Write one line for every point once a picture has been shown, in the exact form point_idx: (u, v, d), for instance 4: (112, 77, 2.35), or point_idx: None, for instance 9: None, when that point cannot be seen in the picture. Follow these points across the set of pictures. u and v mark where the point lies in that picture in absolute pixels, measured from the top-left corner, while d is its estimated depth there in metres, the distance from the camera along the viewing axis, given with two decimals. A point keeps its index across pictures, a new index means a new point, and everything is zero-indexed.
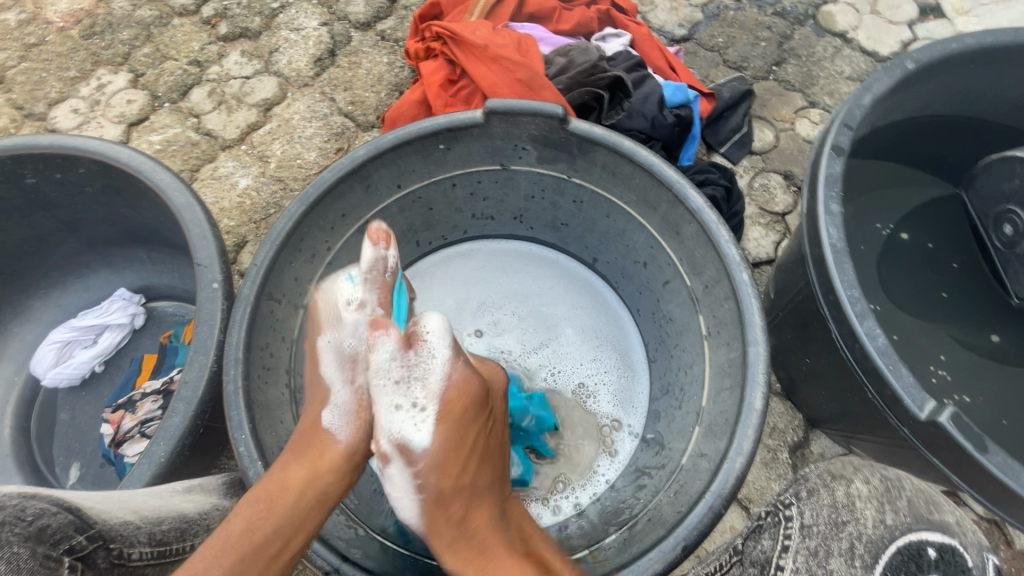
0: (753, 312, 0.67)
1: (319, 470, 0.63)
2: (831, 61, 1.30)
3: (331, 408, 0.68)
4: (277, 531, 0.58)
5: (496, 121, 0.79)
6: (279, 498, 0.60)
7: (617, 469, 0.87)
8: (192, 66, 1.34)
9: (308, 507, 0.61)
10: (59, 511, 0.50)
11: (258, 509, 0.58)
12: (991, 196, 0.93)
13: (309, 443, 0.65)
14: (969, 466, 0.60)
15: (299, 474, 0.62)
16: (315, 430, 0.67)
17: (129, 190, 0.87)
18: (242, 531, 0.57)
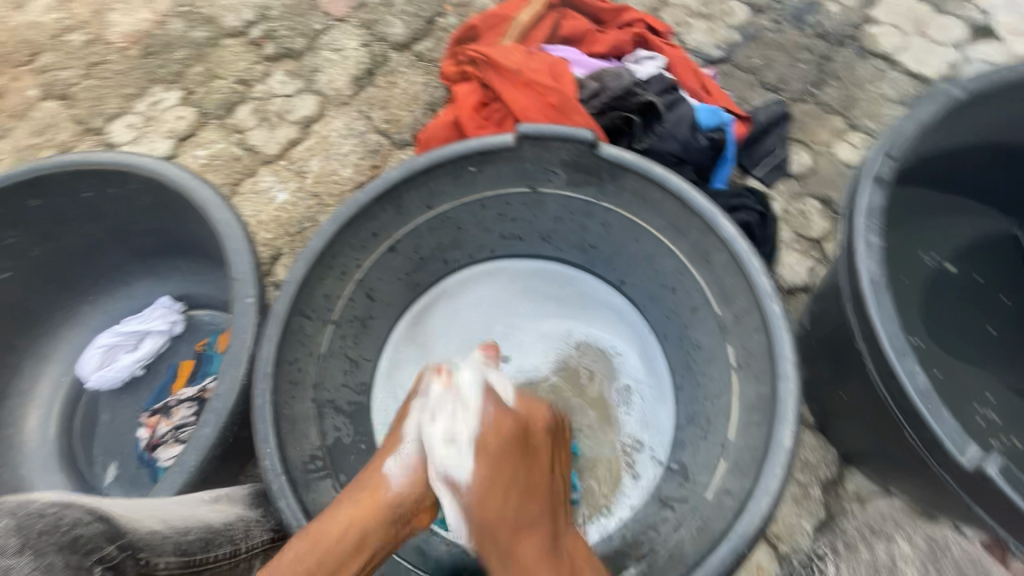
0: (785, 346, 0.65)
1: (363, 512, 0.60)
2: (874, 84, 1.26)
3: (394, 457, 0.66)
4: (320, 566, 0.55)
5: (526, 145, 0.80)
6: (324, 535, 0.57)
7: (641, 495, 0.84)
8: (239, 84, 1.40)
9: (350, 548, 0.58)
10: (93, 520, 0.51)
11: (309, 543, 0.57)
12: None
13: (360, 486, 0.64)
14: (1019, 520, 0.57)
15: (345, 514, 0.60)
16: (373, 473, 0.65)
17: (174, 205, 0.91)
18: (287, 565, 0.55)
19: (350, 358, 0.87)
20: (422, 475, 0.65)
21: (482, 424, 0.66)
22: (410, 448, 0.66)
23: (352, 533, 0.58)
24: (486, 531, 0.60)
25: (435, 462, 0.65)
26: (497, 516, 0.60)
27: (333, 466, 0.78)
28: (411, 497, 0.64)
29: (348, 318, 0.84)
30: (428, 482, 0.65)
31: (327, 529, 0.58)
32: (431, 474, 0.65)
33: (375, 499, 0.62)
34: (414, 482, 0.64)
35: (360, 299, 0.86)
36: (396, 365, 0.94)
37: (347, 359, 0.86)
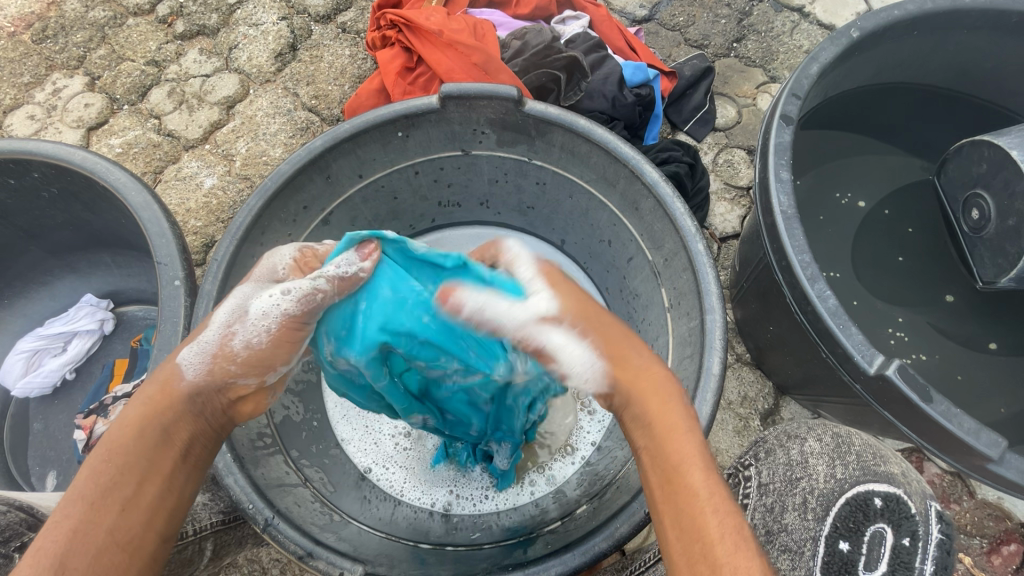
0: (710, 282, 0.68)
1: (155, 408, 0.51)
2: (790, 36, 1.31)
3: (192, 345, 0.55)
4: (124, 472, 0.48)
5: (452, 106, 0.79)
6: (122, 440, 0.50)
7: (600, 428, 0.88)
8: (150, 66, 1.32)
9: (153, 446, 0.50)
10: (14, 510, 0.55)
11: (105, 453, 0.49)
12: (958, 179, 0.90)
13: (151, 382, 0.54)
14: (919, 417, 0.62)
15: (135, 413, 0.51)
16: (168, 361, 0.55)
17: (87, 193, 0.86)
18: (86, 481, 0.47)
19: None
20: (225, 363, 0.54)
21: (541, 264, 0.60)
22: (213, 335, 0.54)
23: (149, 430, 0.50)
24: (612, 345, 0.55)
25: (239, 354, 0.54)
26: (613, 325, 0.56)
27: (284, 443, 0.75)
28: (212, 387, 0.54)
29: None
30: (232, 370, 0.54)
31: (112, 444, 0.49)
32: (234, 364, 0.54)
33: (162, 395, 0.52)
34: (212, 369, 0.53)
35: None
36: None
37: None
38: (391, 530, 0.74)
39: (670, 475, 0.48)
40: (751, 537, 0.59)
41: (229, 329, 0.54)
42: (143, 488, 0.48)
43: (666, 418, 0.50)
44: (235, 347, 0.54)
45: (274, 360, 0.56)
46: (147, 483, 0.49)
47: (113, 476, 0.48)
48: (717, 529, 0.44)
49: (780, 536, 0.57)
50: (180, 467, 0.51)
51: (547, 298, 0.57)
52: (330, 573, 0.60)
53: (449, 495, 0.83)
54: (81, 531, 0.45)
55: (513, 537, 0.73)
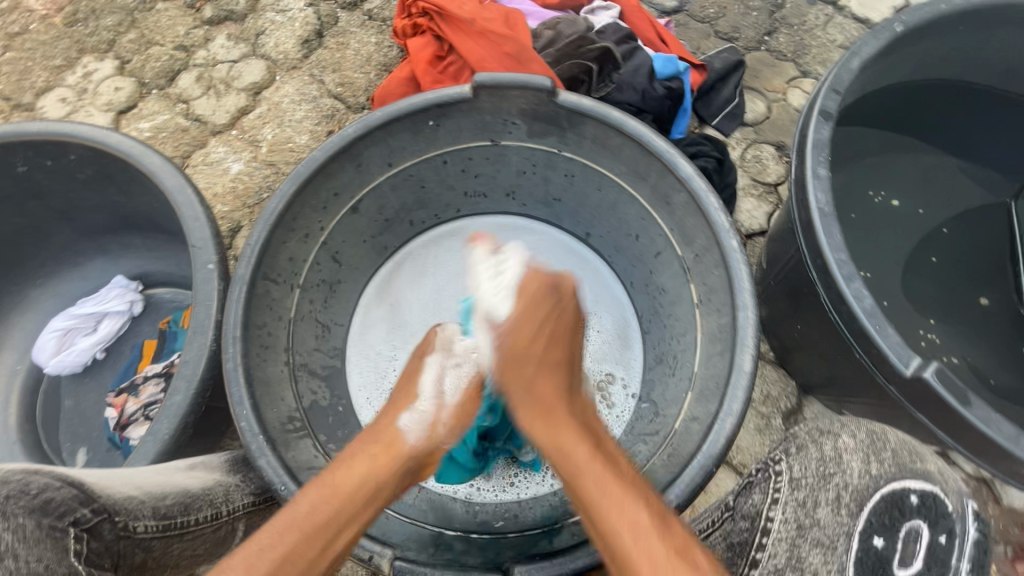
0: (743, 279, 0.68)
1: (385, 458, 0.59)
2: (822, 30, 1.29)
3: (411, 410, 0.64)
4: (340, 514, 0.53)
5: (485, 95, 0.79)
6: (346, 482, 0.55)
7: (622, 425, 0.88)
8: (179, 51, 1.33)
9: (370, 496, 0.55)
10: (65, 485, 0.53)
11: (325, 492, 0.53)
12: None
13: (374, 437, 0.61)
14: (954, 420, 0.62)
15: (364, 464, 0.57)
16: (389, 423, 0.63)
17: (120, 175, 0.87)
18: (308, 513, 0.52)
19: (321, 322, 0.86)
20: (439, 431, 0.64)
21: (525, 277, 0.70)
22: (428, 404, 0.66)
23: (373, 479, 0.56)
24: (509, 368, 0.65)
25: (447, 421, 0.66)
26: (519, 351, 0.65)
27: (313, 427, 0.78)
28: (425, 452, 0.62)
29: (315, 281, 0.84)
30: (441, 437, 0.64)
31: (345, 476, 0.55)
32: (444, 429, 0.65)
33: (391, 447, 0.60)
34: (429, 435, 0.63)
35: (325, 262, 0.85)
36: (367, 328, 0.94)
37: (317, 323, 0.85)
38: (415, 517, 0.73)
39: (574, 481, 0.54)
40: (782, 531, 0.56)
41: (439, 399, 0.66)
42: (346, 532, 0.53)
43: (555, 427, 0.58)
44: (450, 418, 0.66)
45: (458, 431, 0.67)
46: (347, 529, 0.53)
47: (335, 514, 0.53)
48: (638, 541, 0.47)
49: (811, 531, 0.54)
50: (376, 517, 0.56)
51: (505, 306, 0.69)
52: (360, 556, 0.60)
53: (468, 484, 0.82)
54: (292, 558, 0.49)
55: (536, 527, 0.73)
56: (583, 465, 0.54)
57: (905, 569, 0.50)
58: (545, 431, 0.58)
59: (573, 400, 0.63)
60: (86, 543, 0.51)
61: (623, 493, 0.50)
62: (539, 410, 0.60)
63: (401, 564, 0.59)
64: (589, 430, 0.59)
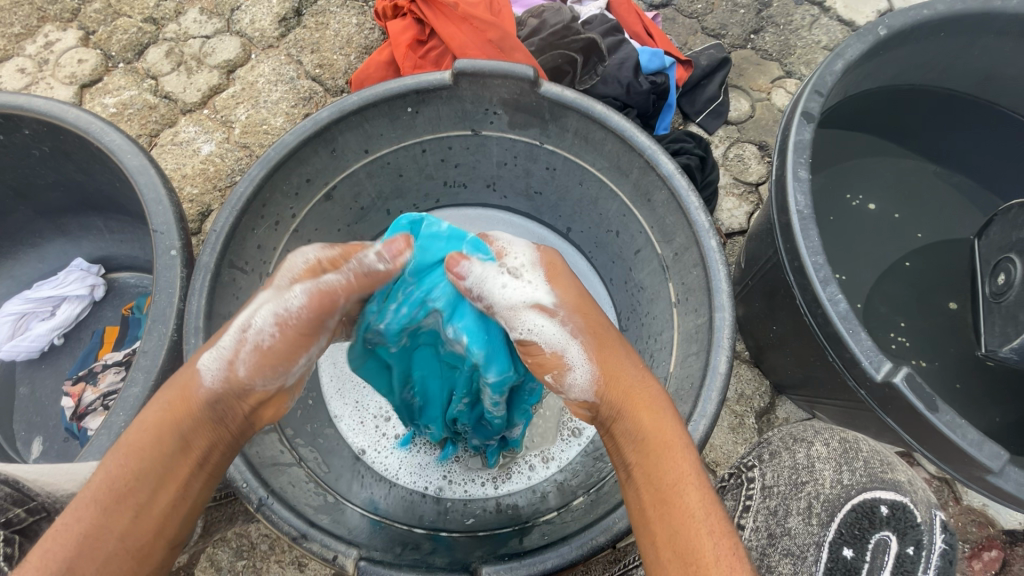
0: (721, 280, 0.67)
1: (175, 411, 0.51)
2: (809, 30, 1.28)
3: (211, 349, 0.53)
4: (140, 476, 0.49)
5: (465, 83, 0.76)
6: (140, 444, 0.50)
7: None
8: (148, 24, 1.27)
9: (170, 453, 0.50)
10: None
11: (121, 456, 0.50)
12: (995, 244, 0.87)
13: (171, 384, 0.53)
14: (921, 425, 0.62)
15: (154, 417, 0.52)
16: (188, 363, 0.53)
17: (80, 153, 0.82)
18: (103, 483, 0.49)
19: None
20: (238, 371, 0.52)
21: (540, 253, 0.61)
22: (227, 340, 0.52)
23: (166, 437, 0.50)
24: (606, 352, 0.57)
25: (248, 363, 0.52)
26: (601, 329, 0.58)
27: None
28: (226, 393, 0.52)
29: None
30: (245, 377, 0.52)
31: (142, 434, 0.51)
32: (248, 368, 0.52)
33: (183, 395, 0.52)
34: (226, 377, 0.52)
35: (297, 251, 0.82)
36: None
37: None
38: (390, 514, 0.73)
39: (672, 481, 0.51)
40: (753, 539, 0.62)
41: (241, 335, 0.52)
42: (159, 493, 0.49)
43: (657, 424, 0.54)
44: (251, 355, 0.52)
45: (274, 361, 0.52)
46: (162, 488, 0.50)
47: (135, 472, 0.49)
48: (712, 551, 0.46)
49: (782, 540, 0.61)
50: (196, 470, 0.52)
51: (547, 289, 0.58)
52: (324, 555, 0.58)
53: (441, 478, 0.83)
54: (99, 525, 0.47)
55: (507, 526, 0.72)
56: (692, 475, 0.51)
57: None
58: (650, 428, 0.54)
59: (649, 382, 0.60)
60: (17, 544, 0.54)
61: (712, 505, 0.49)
62: (643, 397, 0.55)
63: (366, 564, 0.57)
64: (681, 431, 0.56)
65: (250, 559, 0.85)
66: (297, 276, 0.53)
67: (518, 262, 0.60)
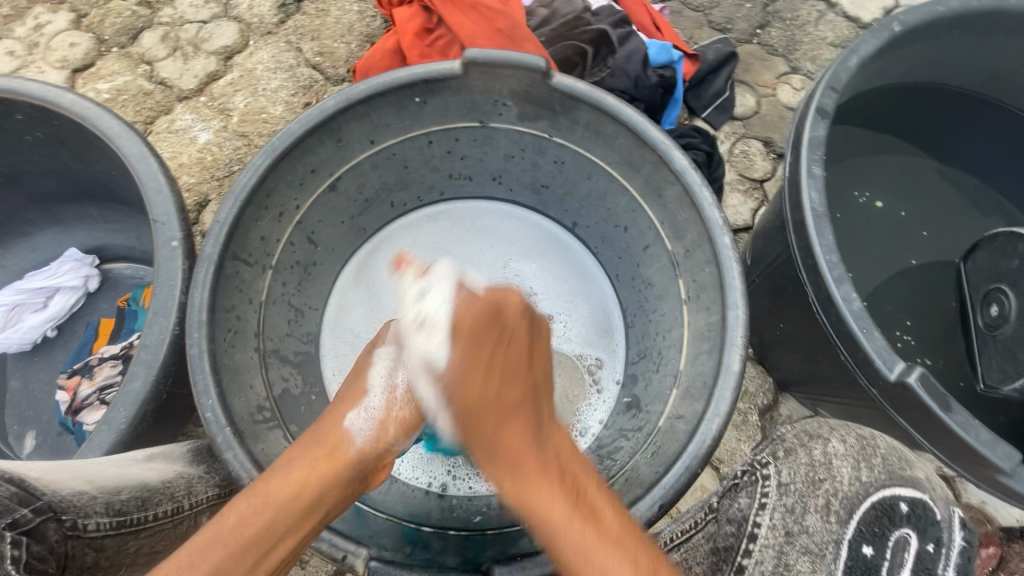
0: (734, 277, 0.67)
1: (326, 469, 0.58)
2: (814, 26, 1.27)
3: (359, 410, 0.64)
4: (270, 527, 0.52)
5: (475, 73, 0.75)
6: (279, 492, 0.54)
7: (608, 408, 0.89)
8: (142, 7, 1.23)
9: (304, 509, 0.54)
10: (2, 483, 0.50)
11: (258, 503, 0.53)
12: (982, 272, 0.86)
13: (317, 442, 0.60)
14: (932, 424, 0.62)
15: (302, 471, 0.57)
16: (332, 424, 0.62)
17: (76, 140, 0.80)
18: (234, 526, 0.51)
19: (293, 306, 0.82)
20: (387, 429, 0.64)
21: (455, 308, 0.66)
22: (378, 402, 0.65)
23: (309, 491, 0.55)
24: (470, 426, 0.61)
25: (396, 419, 0.65)
26: (470, 396, 0.62)
27: (283, 416, 0.74)
28: (375, 453, 0.62)
29: (289, 263, 0.80)
30: (391, 435, 0.64)
31: (289, 478, 0.56)
32: (395, 427, 0.64)
33: (333, 452, 0.60)
34: (377, 437, 0.63)
35: (300, 243, 0.80)
36: (342, 309, 0.91)
37: (290, 307, 0.81)
38: (393, 512, 0.71)
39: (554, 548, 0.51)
40: (769, 539, 0.59)
41: (391, 395, 0.65)
42: (278, 550, 0.52)
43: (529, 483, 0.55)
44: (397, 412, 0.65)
45: (413, 425, 0.66)
46: (279, 547, 0.52)
47: (280, 521, 0.52)
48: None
49: (800, 538, 0.58)
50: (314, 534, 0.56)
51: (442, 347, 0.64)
52: (334, 555, 0.57)
53: (445, 474, 0.81)
54: (220, 574, 0.48)
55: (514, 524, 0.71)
56: (570, 540, 0.50)
57: None
58: (517, 490, 0.55)
59: (541, 432, 0.60)
60: (26, 547, 0.47)
61: (594, 554, 0.48)
62: (506, 462, 0.57)
63: (377, 565, 0.57)
64: (561, 475, 0.55)
65: None
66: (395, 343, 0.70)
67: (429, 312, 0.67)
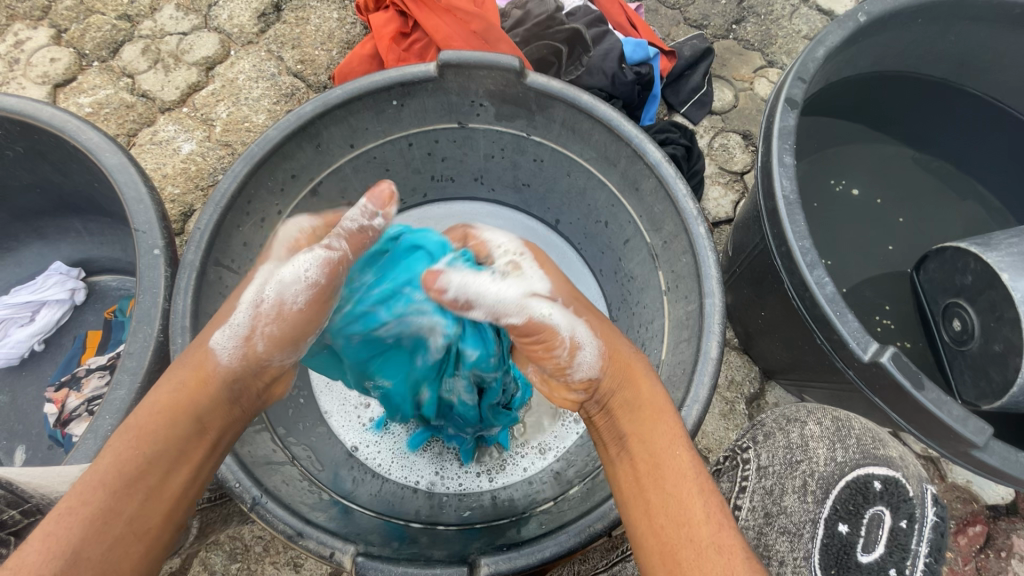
0: (710, 266, 0.68)
1: (194, 389, 0.53)
2: (789, 20, 1.29)
3: (225, 327, 0.56)
4: (152, 462, 0.48)
5: (451, 74, 0.76)
6: (151, 424, 0.50)
7: None
8: (122, 21, 1.24)
9: (187, 430, 0.51)
10: None
11: (129, 440, 0.48)
12: (940, 284, 0.81)
13: (181, 365, 0.54)
14: (906, 402, 0.63)
15: (167, 398, 0.52)
16: (199, 344, 0.56)
17: (57, 153, 0.80)
18: (110, 466, 0.47)
19: None
20: (256, 344, 0.56)
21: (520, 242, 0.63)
22: (243, 317, 0.56)
23: (182, 417, 0.51)
24: (609, 342, 0.58)
25: (266, 337, 0.56)
26: (601, 322, 0.60)
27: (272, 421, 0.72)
28: (247, 368, 0.56)
29: None
30: (265, 351, 0.56)
31: (160, 407, 0.51)
32: (266, 343, 0.56)
33: (199, 372, 0.54)
34: (246, 353, 0.55)
35: None
36: None
37: None
38: (384, 510, 0.72)
39: (659, 454, 0.52)
40: (749, 519, 0.65)
41: (257, 310, 0.56)
42: (170, 476, 0.49)
43: (651, 404, 0.55)
44: (266, 331, 0.56)
45: (289, 342, 0.57)
46: (173, 474, 0.49)
47: (156, 450, 0.49)
48: (702, 510, 0.48)
49: (779, 518, 0.64)
50: (208, 455, 0.53)
51: (542, 281, 0.59)
52: (322, 553, 0.58)
53: (434, 473, 0.82)
54: (104, 516, 0.44)
55: (503, 518, 0.71)
56: (681, 450, 0.52)
57: (868, 554, 0.59)
58: (644, 402, 0.55)
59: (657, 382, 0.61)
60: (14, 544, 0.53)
61: (703, 475, 0.51)
62: (640, 378, 0.57)
63: (364, 560, 0.56)
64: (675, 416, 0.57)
65: (244, 562, 0.84)
66: (293, 245, 0.60)
67: (509, 252, 0.62)
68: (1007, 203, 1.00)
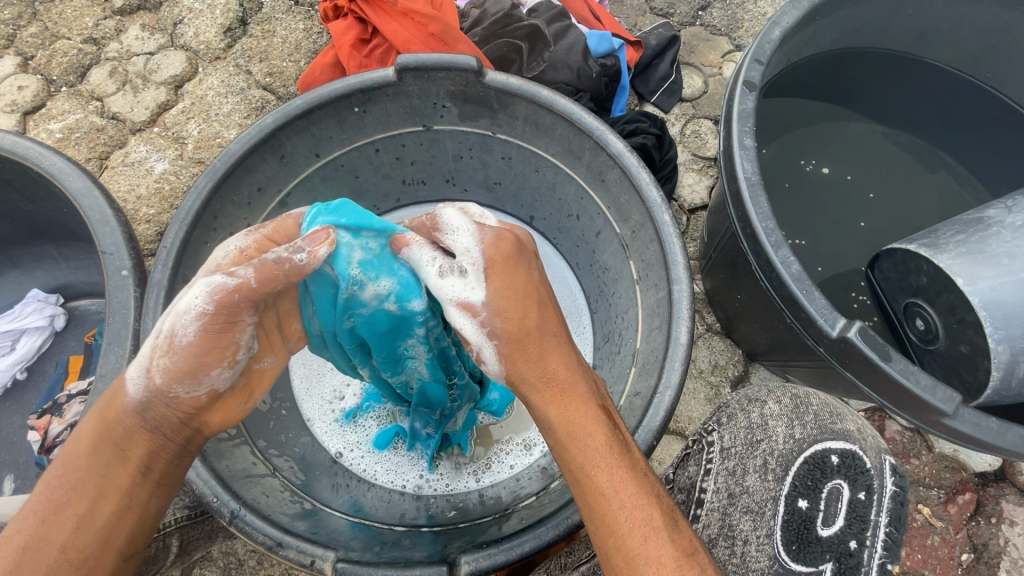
0: (676, 252, 0.68)
1: (104, 420, 0.48)
2: (754, 3, 1.30)
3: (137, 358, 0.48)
4: (79, 487, 0.46)
5: (410, 78, 0.76)
6: (81, 450, 0.48)
7: None
8: (88, 44, 1.23)
9: (105, 459, 0.47)
10: None
11: (60, 467, 0.47)
12: (896, 283, 0.82)
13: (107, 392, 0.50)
14: (877, 375, 0.64)
15: (88, 428, 0.49)
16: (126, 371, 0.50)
17: (23, 181, 0.80)
18: (43, 496, 0.47)
19: None
20: (157, 377, 0.47)
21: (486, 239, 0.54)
22: (147, 344, 0.47)
23: (102, 446, 0.48)
24: (516, 353, 0.52)
25: (167, 369, 0.46)
26: (522, 331, 0.53)
27: (250, 434, 0.72)
28: (153, 401, 0.47)
29: None
30: (167, 385, 0.47)
31: (84, 437, 0.48)
32: (166, 377, 0.46)
33: (111, 404, 0.48)
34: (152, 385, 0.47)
35: None
36: None
37: None
38: (370, 515, 0.73)
39: (578, 467, 0.49)
40: (714, 502, 0.66)
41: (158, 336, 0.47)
42: (97, 507, 0.47)
43: (567, 415, 0.51)
44: (162, 365, 0.46)
45: (191, 374, 0.47)
46: (102, 501, 0.47)
47: (76, 482, 0.47)
48: (628, 522, 0.47)
49: (741, 498, 0.65)
50: (140, 483, 0.48)
51: (480, 287, 0.53)
52: (302, 561, 0.58)
53: (419, 476, 0.82)
54: (33, 542, 0.45)
55: (488, 514, 0.72)
56: (600, 459, 0.49)
57: (827, 528, 0.59)
58: (556, 416, 0.51)
59: (585, 368, 0.55)
60: None
61: (622, 479, 0.48)
62: (552, 388, 0.52)
63: (344, 565, 0.57)
64: (601, 411, 0.52)
65: None
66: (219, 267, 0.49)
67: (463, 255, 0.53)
68: (976, 172, 1.00)
